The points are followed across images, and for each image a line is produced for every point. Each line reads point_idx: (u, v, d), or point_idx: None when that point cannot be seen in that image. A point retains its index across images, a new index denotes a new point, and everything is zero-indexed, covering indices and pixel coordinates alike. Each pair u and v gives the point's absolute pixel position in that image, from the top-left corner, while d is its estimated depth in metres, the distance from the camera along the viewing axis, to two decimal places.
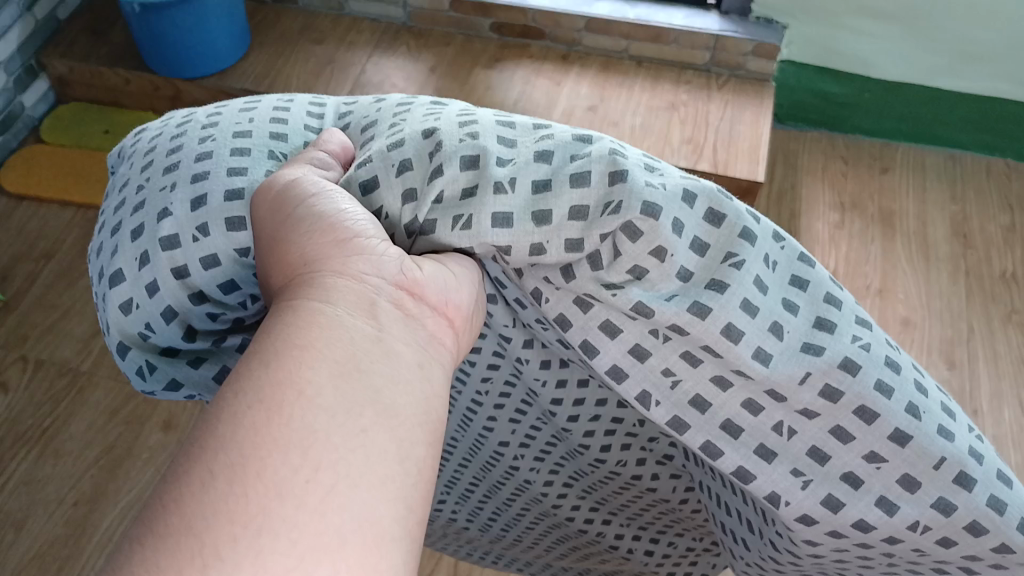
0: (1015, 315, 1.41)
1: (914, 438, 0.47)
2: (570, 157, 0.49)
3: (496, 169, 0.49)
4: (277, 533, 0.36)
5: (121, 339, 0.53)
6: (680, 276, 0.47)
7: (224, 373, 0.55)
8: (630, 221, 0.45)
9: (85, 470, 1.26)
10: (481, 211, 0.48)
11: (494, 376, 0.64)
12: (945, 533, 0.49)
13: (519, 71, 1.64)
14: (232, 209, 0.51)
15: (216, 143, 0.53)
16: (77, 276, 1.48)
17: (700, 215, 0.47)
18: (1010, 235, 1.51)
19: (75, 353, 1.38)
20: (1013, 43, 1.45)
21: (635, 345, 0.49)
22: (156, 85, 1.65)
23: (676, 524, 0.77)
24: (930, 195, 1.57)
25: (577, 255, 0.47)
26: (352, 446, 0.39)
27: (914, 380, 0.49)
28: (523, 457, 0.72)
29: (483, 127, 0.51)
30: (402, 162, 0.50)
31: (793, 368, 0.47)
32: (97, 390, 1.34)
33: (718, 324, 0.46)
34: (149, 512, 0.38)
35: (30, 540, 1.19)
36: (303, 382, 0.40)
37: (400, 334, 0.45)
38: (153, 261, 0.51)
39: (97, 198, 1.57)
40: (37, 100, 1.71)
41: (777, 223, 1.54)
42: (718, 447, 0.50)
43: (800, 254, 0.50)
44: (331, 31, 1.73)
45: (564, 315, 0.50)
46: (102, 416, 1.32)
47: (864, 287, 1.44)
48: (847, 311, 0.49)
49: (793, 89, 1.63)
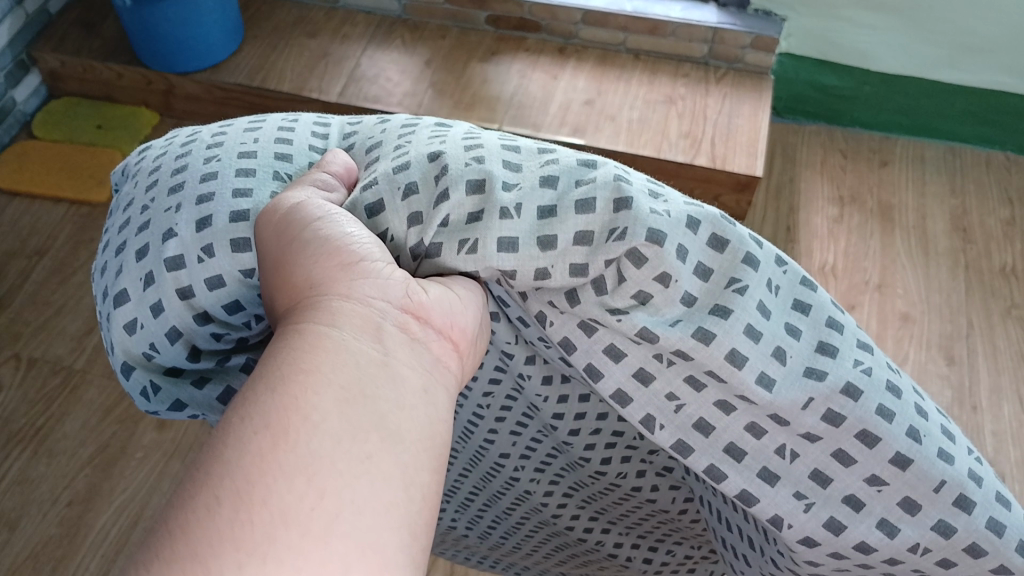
0: (1015, 309, 1.40)
1: (914, 462, 0.46)
2: (575, 181, 0.48)
3: (502, 194, 0.47)
4: (282, 562, 0.35)
5: (125, 359, 0.52)
6: (684, 301, 0.46)
7: (229, 394, 0.54)
8: (635, 247, 0.45)
9: (79, 470, 1.25)
10: (486, 235, 0.47)
11: (495, 391, 0.63)
12: (945, 555, 0.48)
13: (515, 64, 1.62)
14: (238, 230, 0.50)
15: (220, 163, 0.52)
16: (70, 272, 1.47)
17: (704, 241, 0.47)
18: (1010, 229, 1.50)
19: (69, 351, 1.37)
20: (1014, 35, 1.44)
21: (639, 368, 0.48)
22: (149, 79, 1.63)
23: (675, 532, 0.76)
24: (929, 189, 1.56)
25: (581, 279, 0.47)
26: (357, 472, 0.38)
27: (914, 404, 0.48)
28: (523, 467, 0.71)
29: (488, 151, 0.50)
30: (408, 185, 0.49)
31: (796, 394, 0.46)
32: (91, 389, 1.33)
33: (723, 349, 0.45)
34: (153, 540, 0.36)
35: (24, 539, 1.18)
36: (309, 408, 0.39)
37: (405, 359, 0.44)
38: (158, 281, 0.50)
39: (90, 194, 1.55)
40: (28, 95, 1.70)
41: (775, 217, 1.53)
42: (721, 470, 0.49)
43: (802, 278, 0.49)
44: (325, 24, 1.71)
45: (568, 339, 0.49)
46: (96, 414, 1.31)
47: (863, 282, 1.43)
48: (849, 334, 0.48)
49: (792, 81, 1.62)
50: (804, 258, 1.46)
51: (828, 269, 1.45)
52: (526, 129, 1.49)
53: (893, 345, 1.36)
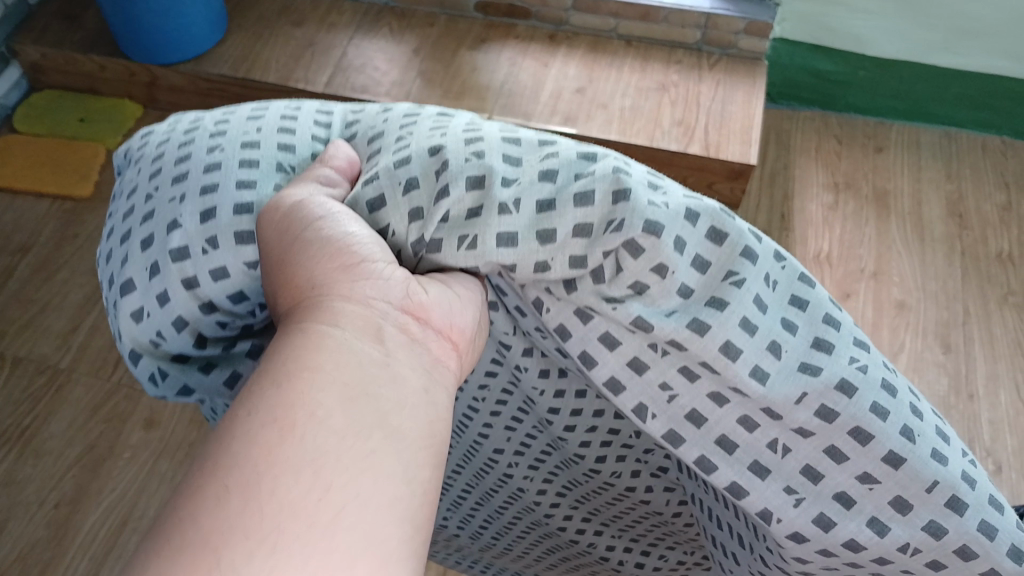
0: (1011, 296, 1.39)
1: (908, 461, 0.45)
2: (574, 176, 0.46)
3: (500, 190, 0.46)
4: (292, 551, 0.34)
5: (132, 347, 0.50)
6: (680, 292, 0.45)
7: (236, 379, 0.51)
8: (632, 238, 0.43)
9: (66, 470, 1.23)
10: (485, 230, 0.45)
11: (491, 385, 0.61)
12: (934, 556, 0.47)
13: (505, 52, 1.60)
14: (241, 223, 0.48)
15: (224, 153, 0.50)
16: (55, 268, 1.44)
17: (702, 233, 0.45)
18: (1006, 215, 1.48)
19: (55, 349, 1.35)
20: (1011, 18, 1.41)
21: (633, 357, 0.47)
22: (132, 71, 1.60)
23: (668, 537, 0.74)
24: (925, 174, 1.54)
25: (580, 271, 0.45)
26: (363, 465, 0.37)
27: (908, 403, 0.46)
28: (517, 464, 0.69)
29: (488, 144, 0.48)
30: (408, 180, 0.47)
31: (790, 388, 0.44)
32: (77, 387, 1.31)
33: (717, 341, 0.44)
34: (156, 532, 0.35)
35: (11, 542, 1.16)
36: (312, 403, 0.37)
37: (406, 359, 0.43)
38: (163, 271, 0.48)
39: (74, 189, 1.53)
40: (9, 88, 1.67)
41: (769, 204, 1.51)
42: (712, 462, 0.48)
43: (800, 274, 0.48)
44: (311, 13, 1.68)
45: (564, 325, 0.48)
46: (83, 413, 1.28)
47: (858, 269, 1.42)
48: (845, 332, 0.47)
49: (785, 67, 1.60)
50: (800, 246, 1.44)
51: (823, 257, 1.43)
52: (516, 118, 1.47)
53: (889, 333, 1.35)
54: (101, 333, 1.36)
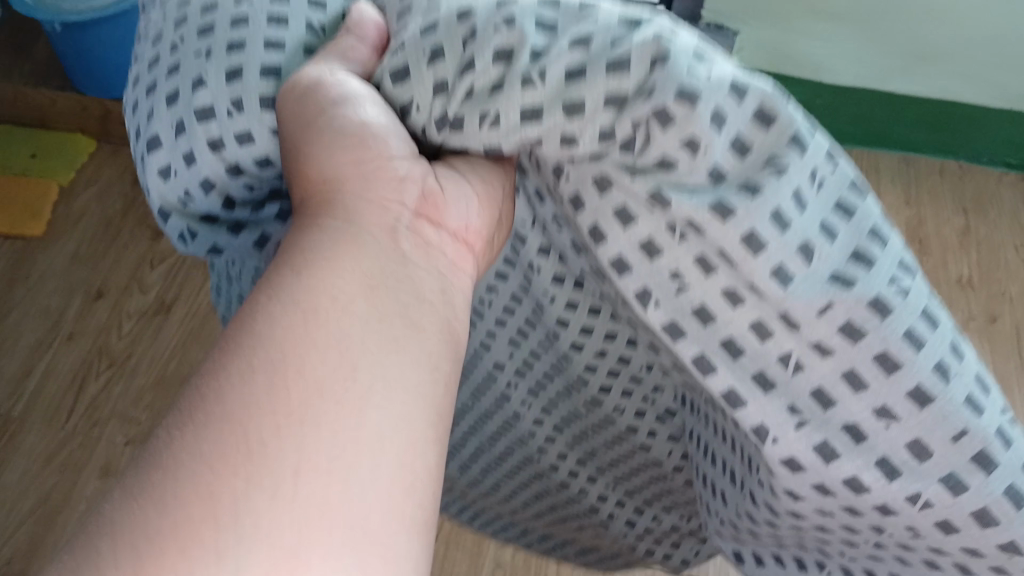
0: (972, 322, 1.39)
1: (936, 400, 0.38)
2: (613, 42, 0.38)
3: (529, 61, 0.39)
4: (300, 476, 0.34)
5: (160, 204, 0.50)
6: (711, 172, 0.37)
7: (263, 241, 0.52)
8: (662, 106, 0.36)
9: (20, 523, 1.18)
10: (508, 105, 0.39)
11: (499, 289, 0.58)
12: (946, 516, 0.39)
13: None
14: (266, 87, 0.45)
15: (251, 6, 0.47)
16: (5, 311, 1.39)
17: (747, 112, 0.37)
18: (965, 240, 1.50)
19: (5, 397, 1.29)
20: (967, 44, 1.43)
21: (647, 238, 0.40)
22: (84, 105, 1.58)
23: (666, 496, 0.69)
24: (885, 200, 1.55)
25: (609, 144, 0.39)
26: (381, 369, 0.37)
27: (949, 338, 0.39)
28: (516, 386, 0.66)
29: (522, 7, 0.41)
30: (434, 50, 0.41)
31: (814, 295, 0.37)
32: (30, 435, 1.26)
33: (740, 228, 0.37)
34: (166, 429, 0.35)
35: None
36: (333, 299, 0.38)
37: (421, 263, 0.43)
38: (188, 131, 0.47)
39: (26, 228, 1.48)
40: None
41: None
42: (712, 364, 0.40)
43: (851, 180, 0.39)
44: None
45: (579, 195, 0.41)
46: (35, 463, 1.23)
47: None
48: (892, 252, 0.39)
49: None
50: None
51: None
52: None
53: None
54: (54, 378, 1.31)
